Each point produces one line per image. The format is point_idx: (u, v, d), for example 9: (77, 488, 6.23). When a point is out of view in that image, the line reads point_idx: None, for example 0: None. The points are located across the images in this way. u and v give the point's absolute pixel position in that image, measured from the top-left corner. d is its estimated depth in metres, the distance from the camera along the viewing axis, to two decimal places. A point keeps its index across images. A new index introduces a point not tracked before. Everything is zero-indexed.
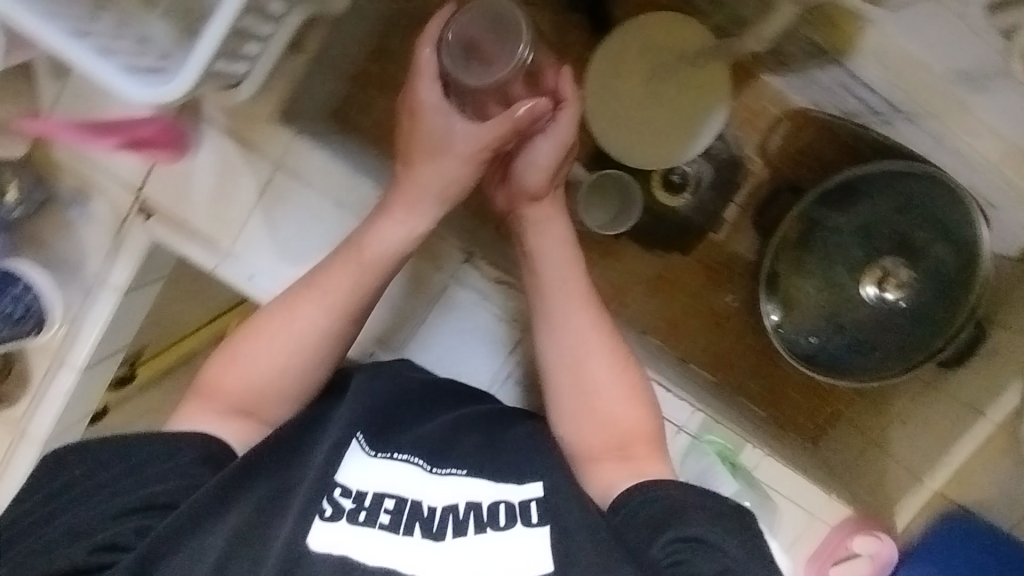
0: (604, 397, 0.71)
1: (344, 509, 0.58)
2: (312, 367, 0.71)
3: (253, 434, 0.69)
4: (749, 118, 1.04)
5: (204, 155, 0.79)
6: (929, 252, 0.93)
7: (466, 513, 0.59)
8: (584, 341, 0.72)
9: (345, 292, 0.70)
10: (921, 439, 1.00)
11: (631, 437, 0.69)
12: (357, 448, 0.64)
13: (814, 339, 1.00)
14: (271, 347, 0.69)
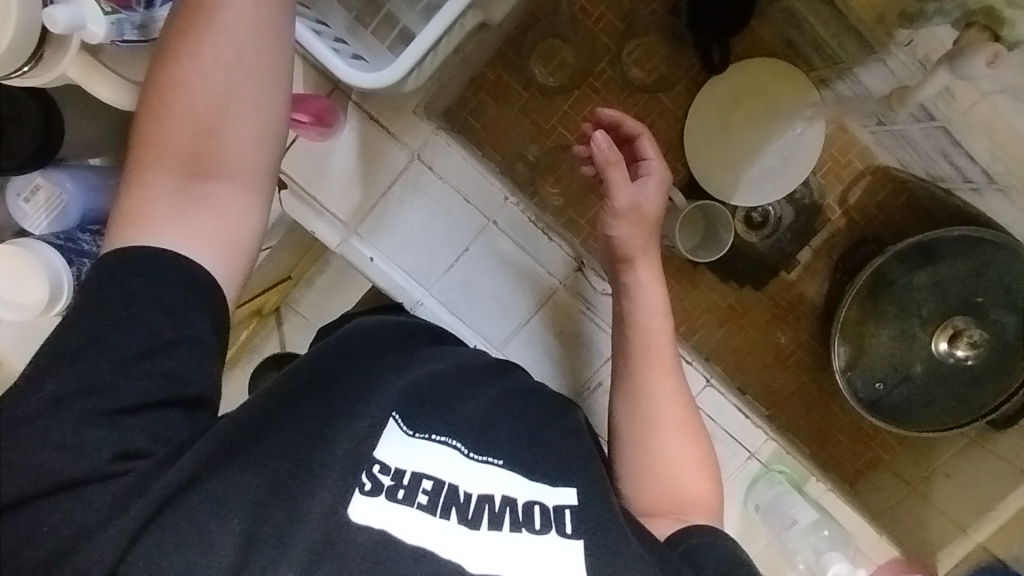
0: (675, 460, 0.74)
1: (384, 485, 0.51)
2: (248, 124, 0.57)
3: (219, 228, 0.55)
4: (835, 169, 1.09)
5: (346, 136, 0.83)
6: (1000, 319, 0.98)
7: (500, 508, 0.53)
8: (664, 406, 0.76)
9: (243, 15, 0.57)
10: (963, 492, 1.05)
11: (695, 501, 0.72)
12: (392, 427, 0.57)
13: (880, 385, 1.05)
14: (190, 114, 0.56)
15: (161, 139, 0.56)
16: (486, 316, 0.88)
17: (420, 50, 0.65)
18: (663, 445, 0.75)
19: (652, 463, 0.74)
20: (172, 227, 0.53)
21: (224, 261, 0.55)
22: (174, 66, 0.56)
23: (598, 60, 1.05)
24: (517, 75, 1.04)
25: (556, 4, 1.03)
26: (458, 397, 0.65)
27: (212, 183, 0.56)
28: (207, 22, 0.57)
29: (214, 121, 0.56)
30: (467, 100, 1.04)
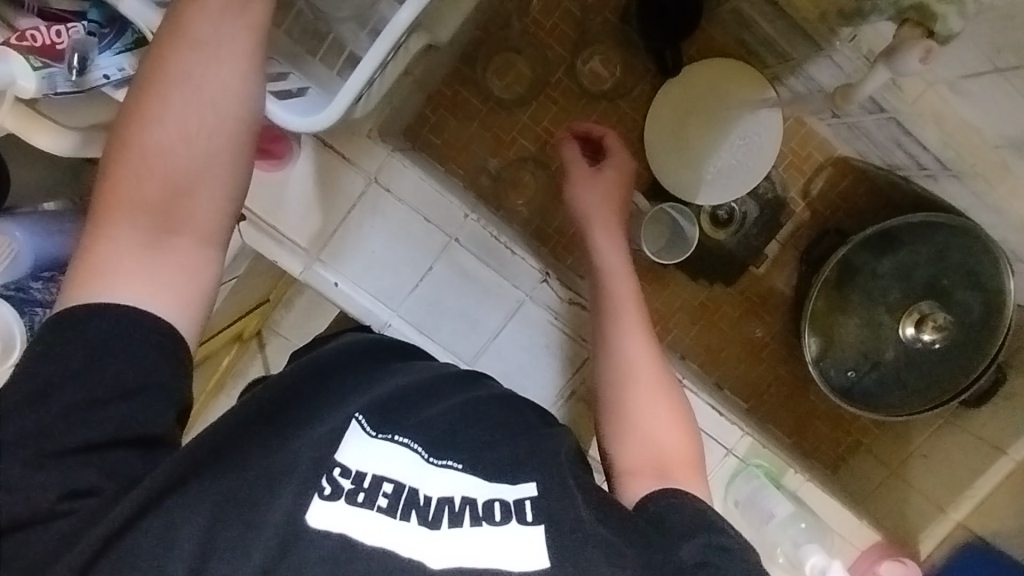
0: (654, 419, 0.74)
1: (344, 489, 0.52)
2: (219, 188, 0.56)
3: (184, 284, 0.53)
4: (796, 163, 1.11)
5: (300, 165, 0.83)
6: (965, 299, 1.00)
7: (461, 507, 0.54)
8: (640, 362, 0.79)
9: (219, 81, 0.56)
10: (941, 471, 1.06)
11: (678, 462, 0.70)
12: (355, 429, 0.59)
13: (852, 373, 1.06)
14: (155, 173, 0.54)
15: (121, 195, 0.53)
16: (454, 332, 0.89)
17: (354, 91, 0.64)
18: (641, 402, 0.76)
19: (631, 422, 0.75)
20: (136, 285, 0.51)
21: (191, 318, 0.53)
22: (139, 122, 0.55)
23: (553, 71, 1.05)
24: (473, 89, 1.04)
25: (508, 18, 1.03)
26: (422, 405, 0.66)
27: (175, 237, 0.53)
28: (174, 85, 0.55)
29: (181, 181, 0.54)
30: (427, 117, 1.04)
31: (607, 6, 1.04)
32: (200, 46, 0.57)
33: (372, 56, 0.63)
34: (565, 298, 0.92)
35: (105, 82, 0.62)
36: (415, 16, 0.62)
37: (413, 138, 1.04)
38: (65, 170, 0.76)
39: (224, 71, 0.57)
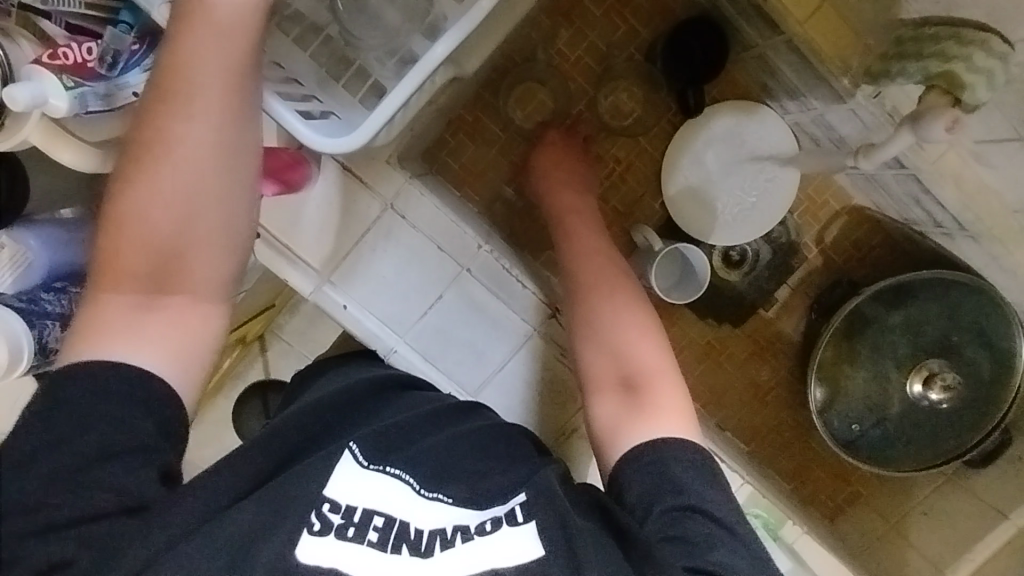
0: (619, 329, 0.76)
1: (333, 524, 0.51)
2: (211, 249, 0.60)
3: (183, 343, 0.57)
4: (811, 209, 1.10)
5: (317, 187, 0.82)
6: (981, 360, 0.99)
7: (454, 535, 0.53)
8: (599, 276, 0.83)
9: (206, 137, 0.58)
10: (940, 531, 1.05)
11: (646, 372, 0.72)
12: (347, 457, 0.57)
13: (856, 426, 1.05)
14: (148, 241, 0.57)
15: (117, 262, 0.57)
16: (457, 361, 0.89)
17: (384, 118, 0.65)
18: (602, 312, 0.78)
19: (595, 334, 0.77)
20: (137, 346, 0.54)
21: (189, 376, 0.56)
22: (134, 194, 0.57)
23: (575, 104, 1.06)
24: (493, 117, 1.05)
25: (533, 48, 1.03)
26: (419, 437, 0.65)
27: (171, 300, 0.57)
28: (164, 151, 0.58)
29: (176, 246, 0.58)
30: (446, 141, 1.04)
31: (631, 44, 1.04)
32: (188, 93, 0.57)
33: (403, 87, 0.64)
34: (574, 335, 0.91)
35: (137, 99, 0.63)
36: (450, 51, 0.63)
37: (431, 161, 1.04)
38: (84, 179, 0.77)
39: (208, 124, 0.58)
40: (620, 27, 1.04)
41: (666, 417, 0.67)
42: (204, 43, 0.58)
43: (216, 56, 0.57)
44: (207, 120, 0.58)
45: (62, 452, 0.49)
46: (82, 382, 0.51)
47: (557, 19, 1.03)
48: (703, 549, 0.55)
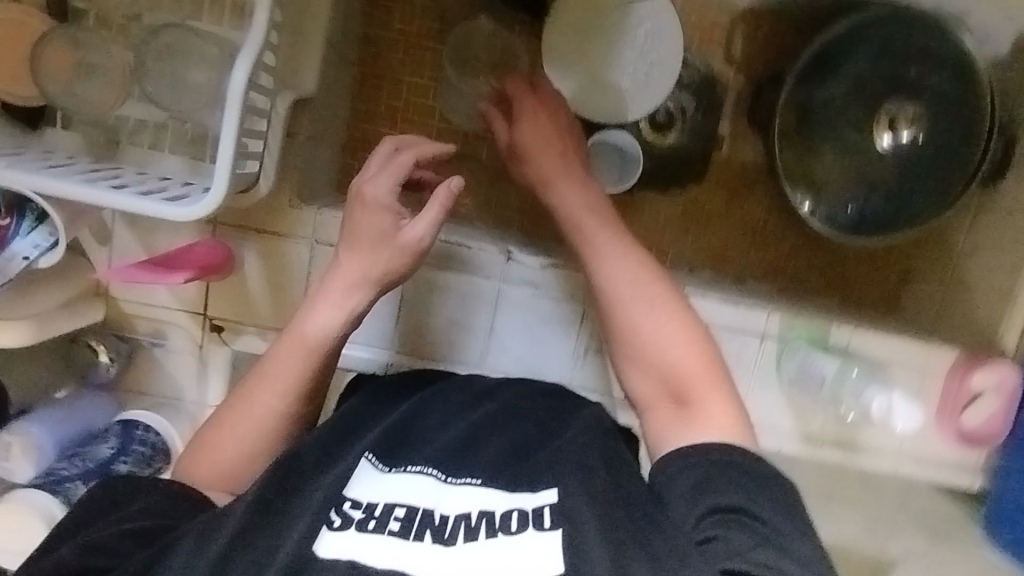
0: (660, 345, 0.73)
1: (354, 518, 0.56)
2: (276, 448, 0.72)
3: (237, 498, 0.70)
4: (706, 37, 1.08)
5: (245, 260, 0.86)
6: (939, 79, 0.97)
7: (477, 520, 0.57)
8: (629, 288, 0.76)
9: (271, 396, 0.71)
10: (997, 260, 1.01)
11: (690, 385, 0.71)
12: (367, 466, 0.62)
13: (852, 207, 1.01)
14: (240, 431, 0.71)
15: (209, 445, 0.71)
16: (453, 342, 0.93)
17: (229, 166, 0.62)
18: (639, 327, 0.74)
19: (636, 353, 0.74)
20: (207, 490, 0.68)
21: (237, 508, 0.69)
22: (241, 399, 0.72)
23: (440, 66, 1.06)
24: (380, 121, 1.07)
25: (376, 42, 1.05)
26: (436, 432, 0.70)
27: (233, 477, 0.70)
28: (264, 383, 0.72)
29: (258, 434, 0.71)
30: (351, 165, 1.07)
31: None
32: (303, 353, 0.72)
33: (229, 134, 0.61)
34: (540, 266, 0.91)
35: (27, 263, 0.68)
36: (248, 76, 0.61)
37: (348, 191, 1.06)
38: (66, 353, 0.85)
39: (304, 367, 0.72)
40: None
41: (714, 425, 0.68)
42: (315, 329, 0.72)
43: (334, 321, 0.73)
44: (304, 367, 0.72)
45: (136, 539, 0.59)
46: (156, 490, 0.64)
47: (380, 4, 1.04)
48: (742, 550, 0.55)
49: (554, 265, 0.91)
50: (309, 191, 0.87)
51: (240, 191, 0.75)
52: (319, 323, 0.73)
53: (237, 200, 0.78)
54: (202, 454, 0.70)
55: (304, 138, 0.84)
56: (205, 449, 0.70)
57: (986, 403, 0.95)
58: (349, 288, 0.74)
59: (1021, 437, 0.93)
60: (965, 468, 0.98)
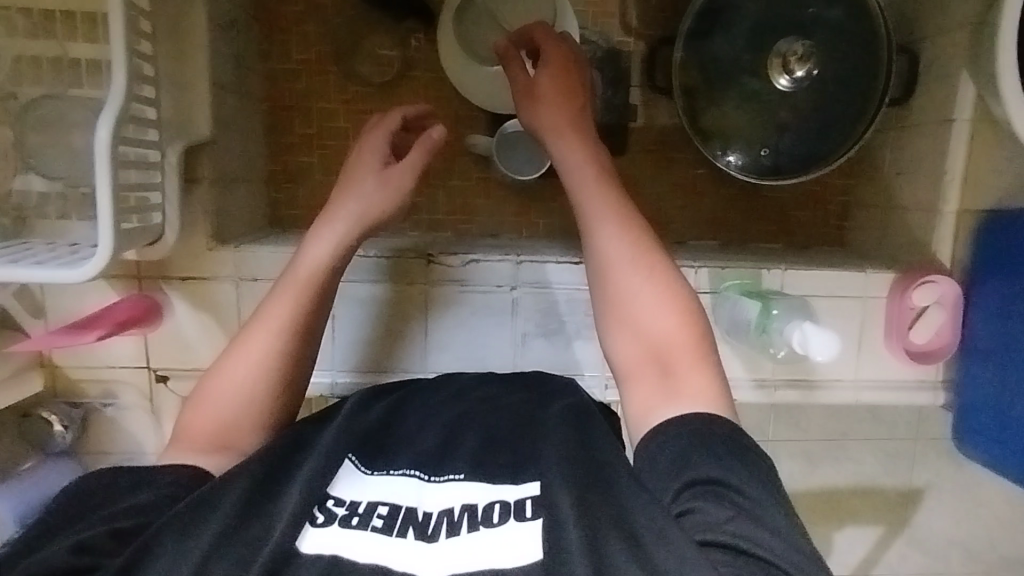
0: (648, 310, 0.72)
1: (337, 515, 0.58)
2: (274, 403, 0.72)
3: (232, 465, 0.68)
4: (599, 12, 1.10)
5: (177, 308, 0.88)
6: (826, 7, 0.98)
7: (460, 515, 0.59)
8: (620, 251, 0.74)
9: (268, 334, 0.72)
10: (919, 173, 0.99)
11: (675, 354, 0.70)
12: (351, 467, 0.64)
13: (767, 150, 1.02)
14: (238, 378, 0.71)
15: (206, 398, 0.71)
16: (391, 351, 0.92)
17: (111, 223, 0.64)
18: (626, 288, 0.73)
19: (625, 318, 0.73)
20: (191, 457, 0.66)
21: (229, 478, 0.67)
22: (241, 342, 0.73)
23: (346, 87, 1.08)
24: (299, 151, 1.09)
25: (280, 75, 1.07)
26: (422, 429, 0.71)
27: (230, 435, 0.69)
28: (261, 326, 0.72)
29: (258, 379, 0.71)
30: (278, 198, 1.09)
31: (343, 7, 1.05)
32: (303, 284, 0.74)
33: (105, 192, 0.64)
34: (460, 262, 0.90)
35: None
36: (113, 132, 0.63)
37: (279, 224, 1.09)
38: (21, 429, 0.88)
39: (298, 309, 0.73)
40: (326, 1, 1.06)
41: (693, 394, 0.67)
42: (308, 258, 0.75)
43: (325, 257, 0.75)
44: (298, 305, 0.73)
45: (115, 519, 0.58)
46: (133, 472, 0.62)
47: (274, 39, 1.06)
48: (719, 521, 0.55)
49: (473, 258, 0.90)
50: (226, 234, 0.89)
51: (145, 244, 0.79)
52: (308, 262, 0.75)
53: (147, 251, 0.81)
54: (197, 409, 0.70)
55: (209, 182, 0.87)
56: (203, 398, 0.71)
57: (933, 317, 0.95)
58: (332, 229, 0.77)
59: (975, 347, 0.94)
60: (927, 386, 0.97)
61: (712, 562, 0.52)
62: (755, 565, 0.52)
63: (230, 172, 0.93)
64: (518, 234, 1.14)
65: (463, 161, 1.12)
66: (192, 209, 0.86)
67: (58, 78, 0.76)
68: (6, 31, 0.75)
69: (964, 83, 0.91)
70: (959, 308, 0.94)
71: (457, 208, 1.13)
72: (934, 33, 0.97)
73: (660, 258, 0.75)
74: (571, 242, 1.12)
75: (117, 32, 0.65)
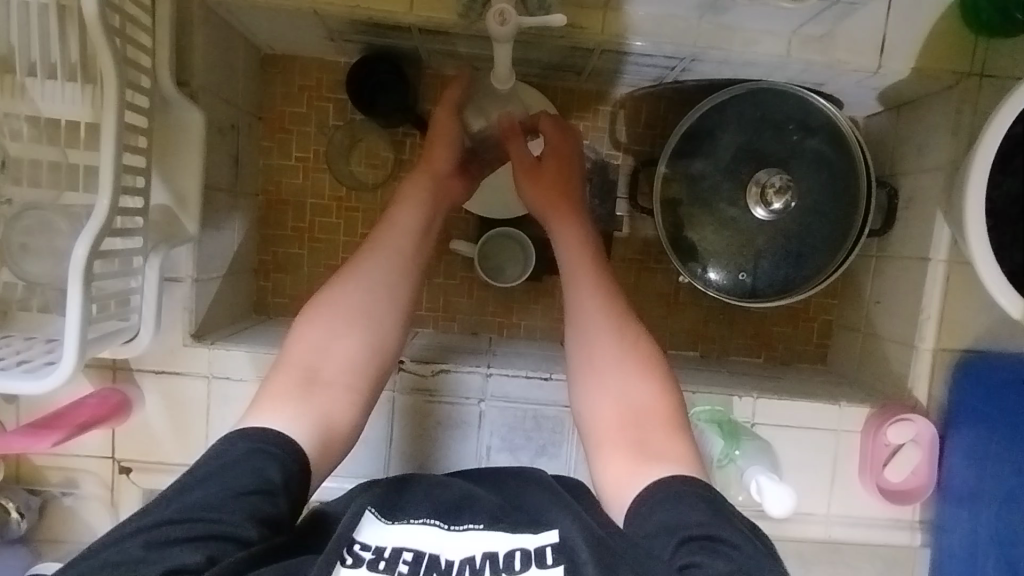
0: (626, 378, 0.75)
1: (365, 558, 0.62)
2: (366, 351, 0.72)
3: (322, 413, 0.67)
4: (590, 125, 1.13)
5: (146, 403, 0.89)
6: (802, 144, 1.01)
7: (482, 562, 0.64)
8: (602, 320, 0.78)
9: (375, 274, 0.76)
10: (895, 305, 0.99)
11: (649, 422, 0.72)
12: (372, 516, 0.68)
13: (744, 274, 1.03)
14: (333, 324, 0.72)
15: (302, 346, 0.71)
16: (355, 455, 0.92)
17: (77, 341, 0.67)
18: (606, 359, 0.76)
19: (606, 385, 0.75)
20: (285, 413, 0.65)
21: (319, 428, 0.66)
22: (334, 285, 0.75)
23: (340, 186, 1.11)
24: (288, 243, 1.12)
25: (278, 169, 1.11)
26: (435, 486, 0.75)
27: (322, 385, 0.69)
28: (354, 272, 0.76)
29: (353, 318, 0.73)
30: (265, 287, 1.12)
31: (342, 113, 1.10)
32: (411, 240, 0.80)
33: (76, 304, 0.67)
34: (429, 370, 0.91)
35: None
36: (91, 248, 0.67)
37: (264, 311, 1.12)
38: None
39: (395, 262, 0.77)
40: (325, 105, 1.10)
41: (669, 458, 0.68)
42: (396, 213, 0.82)
43: (416, 218, 0.82)
44: (398, 253, 0.78)
45: (159, 527, 0.54)
46: (239, 441, 0.61)
47: (276, 136, 1.10)
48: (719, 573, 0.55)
49: (442, 368, 0.91)
50: (203, 331, 0.91)
51: (118, 344, 0.81)
52: (402, 218, 0.81)
53: (119, 350, 0.83)
54: (293, 351, 0.71)
55: (192, 280, 0.89)
56: (304, 342, 0.71)
57: (907, 456, 0.92)
58: (417, 199, 0.84)
59: (949, 491, 0.92)
60: (903, 526, 0.95)
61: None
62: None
63: (212, 269, 0.95)
64: (498, 334, 1.14)
65: (451, 262, 1.13)
66: (173, 305, 0.88)
67: (56, 183, 0.80)
68: (11, 137, 0.78)
69: (938, 226, 0.92)
70: (934, 453, 0.91)
71: (439, 306, 1.14)
72: (914, 170, 0.98)
73: (640, 331, 0.79)
74: (552, 345, 1.12)
75: (106, 152, 0.68)
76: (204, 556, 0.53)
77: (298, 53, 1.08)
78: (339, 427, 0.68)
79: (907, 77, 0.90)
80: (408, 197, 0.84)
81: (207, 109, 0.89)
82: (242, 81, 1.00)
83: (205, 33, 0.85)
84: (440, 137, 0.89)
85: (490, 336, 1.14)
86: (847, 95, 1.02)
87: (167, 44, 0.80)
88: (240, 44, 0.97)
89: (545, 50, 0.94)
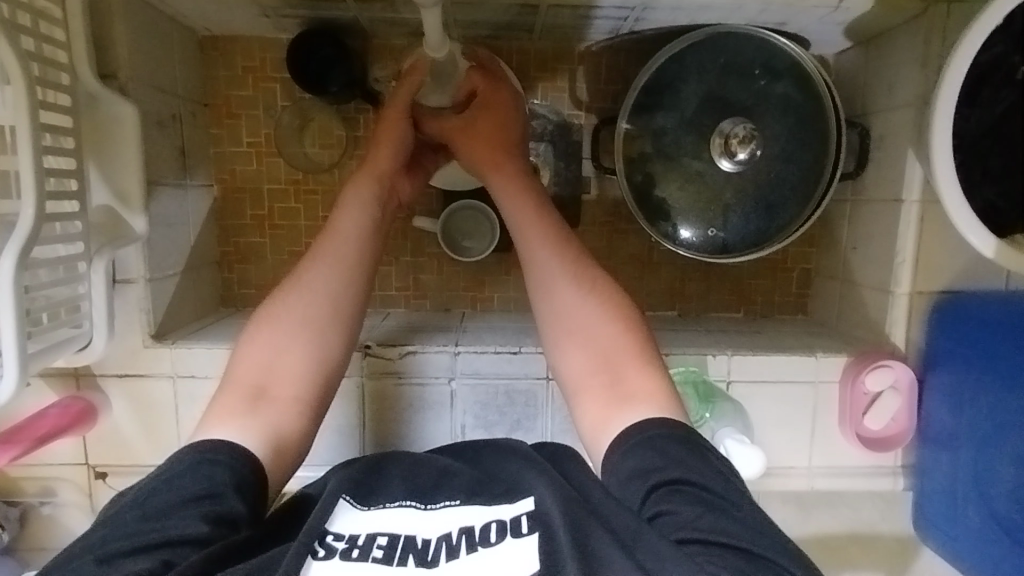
0: (588, 321, 0.73)
1: (337, 547, 0.59)
2: (315, 365, 0.71)
3: (272, 431, 0.65)
4: (549, 85, 1.08)
5: (109, 410, 0.88)
6: (768, 89, 0.97)
7: (459, 537, 0.61)
8: (555, 267, 0.76)
9: (323, 281, 0.75)
10: (871, 249, 0.96)
11: (619, 348, 0.70)
12: (346, 507, 0.65)
13: (713, 230, 1.00)
14: (278, 338, 0.71)
15: (243, 365, 0.69)
16: (331, 444, 0.92)
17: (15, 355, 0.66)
18: (567, 307, 0.74)
19: (571, 334, 0.73)
20: (230, 429, 0.64)
21: (270, 448, 0.64)
22: (280, 297, 0.74)
23: (295, 170, 1.07)
24: (248, 234, 1.08)
25: (229, 157, 1.06)
26: (414, 468, 0.72)
27: (269, 403, 0.67)
28: (301, 281, 0.75)
29: (302, 328, 0.72)
30: (230, 279, 1.09)
31: (290, 92, 1.06)
32: (355, 241, 0.78)
33: (9, 317, 0.66)
34: (399, 352, 0.89)
35: None
36: (18, 257, 0.65)
37: (232, 303, 1.09)
38: None
39: (344, 272, 0.76)
40: (271, 86, 1.05)
41: (644, 397, 0.66)
42: (341, 212, 0.81)
43: (363, 223, 0.80)
44: (345, 255, 0.77)
45: (110, 541, 0.53)
46: (185, 457, 0.60)
47: (224, 123, 1.06)
48: (689, 519, 0.55)
49: (410, 350, 0.89)
50: (165, 330, 0.89)
51: (71, 353, 0.80)
52: (347, 217, 0.80)
53: (74, 357, 0.82)
54: (238, 365, 0.69)
55: (145, 280, 0.86)
56: (251, 355, 0.70)
57: (886, 403, 0.91)
58: (361, 210, 0.81)
59: (928, 436, 0.92)
60: (886, 472, 0.95)
61: (690, 556, 0.52)
62: (734, 556, 0.51)
63: (167, 266, 0.92)
64: (471, 309, 1.12)
65: (418, 238, 1.10)
66: (128, 306, 0.86)
67: None
68: None
69: (911, 166, 0.88)
70: (914, 396, 0.90)
71: (409, 285, 1.11)
72: (884, 108, 0.94)
73: (596, 273, 0.76)
74: (525, 316, 1.10)
75: (24, 157, 0.65)
76: (157, 561, 0.52)
77: (236, 32, 1.03)
78: (291, 444, 0.67)
79: (871, 10, 0.86)
80: (352, 199, 0.81)
81: (139, 100, 0.85)
82: (180, 67, 0.96)
83: (128, 21, 0.81)
84: (388, 132, 0.86)
85: (463, 311, 1.12)
86: (813, 32, 0.97)
87: (82, 38, 0.76)
88: (171, 27, 0.93)
89: (491, 9, 0.89)
